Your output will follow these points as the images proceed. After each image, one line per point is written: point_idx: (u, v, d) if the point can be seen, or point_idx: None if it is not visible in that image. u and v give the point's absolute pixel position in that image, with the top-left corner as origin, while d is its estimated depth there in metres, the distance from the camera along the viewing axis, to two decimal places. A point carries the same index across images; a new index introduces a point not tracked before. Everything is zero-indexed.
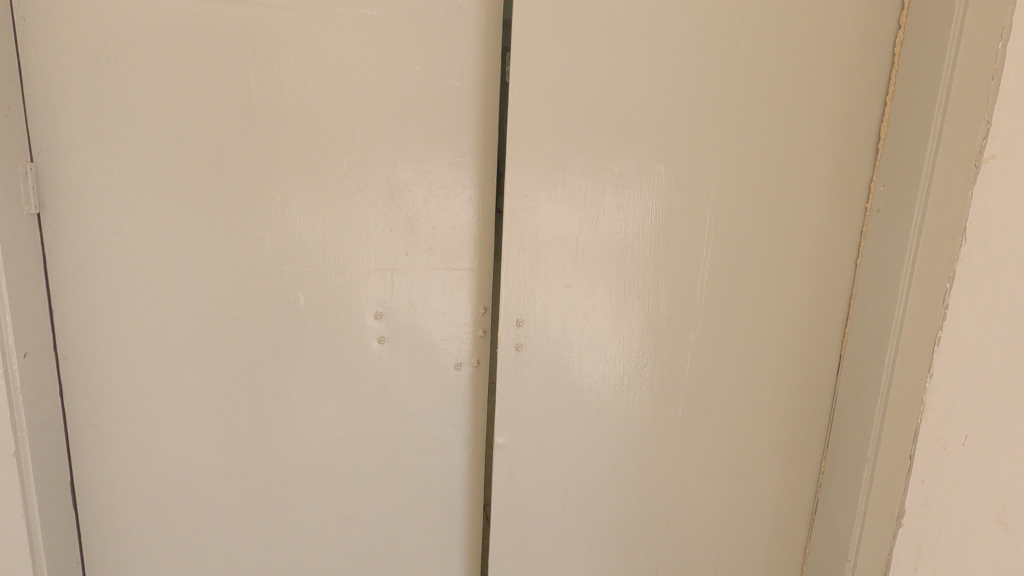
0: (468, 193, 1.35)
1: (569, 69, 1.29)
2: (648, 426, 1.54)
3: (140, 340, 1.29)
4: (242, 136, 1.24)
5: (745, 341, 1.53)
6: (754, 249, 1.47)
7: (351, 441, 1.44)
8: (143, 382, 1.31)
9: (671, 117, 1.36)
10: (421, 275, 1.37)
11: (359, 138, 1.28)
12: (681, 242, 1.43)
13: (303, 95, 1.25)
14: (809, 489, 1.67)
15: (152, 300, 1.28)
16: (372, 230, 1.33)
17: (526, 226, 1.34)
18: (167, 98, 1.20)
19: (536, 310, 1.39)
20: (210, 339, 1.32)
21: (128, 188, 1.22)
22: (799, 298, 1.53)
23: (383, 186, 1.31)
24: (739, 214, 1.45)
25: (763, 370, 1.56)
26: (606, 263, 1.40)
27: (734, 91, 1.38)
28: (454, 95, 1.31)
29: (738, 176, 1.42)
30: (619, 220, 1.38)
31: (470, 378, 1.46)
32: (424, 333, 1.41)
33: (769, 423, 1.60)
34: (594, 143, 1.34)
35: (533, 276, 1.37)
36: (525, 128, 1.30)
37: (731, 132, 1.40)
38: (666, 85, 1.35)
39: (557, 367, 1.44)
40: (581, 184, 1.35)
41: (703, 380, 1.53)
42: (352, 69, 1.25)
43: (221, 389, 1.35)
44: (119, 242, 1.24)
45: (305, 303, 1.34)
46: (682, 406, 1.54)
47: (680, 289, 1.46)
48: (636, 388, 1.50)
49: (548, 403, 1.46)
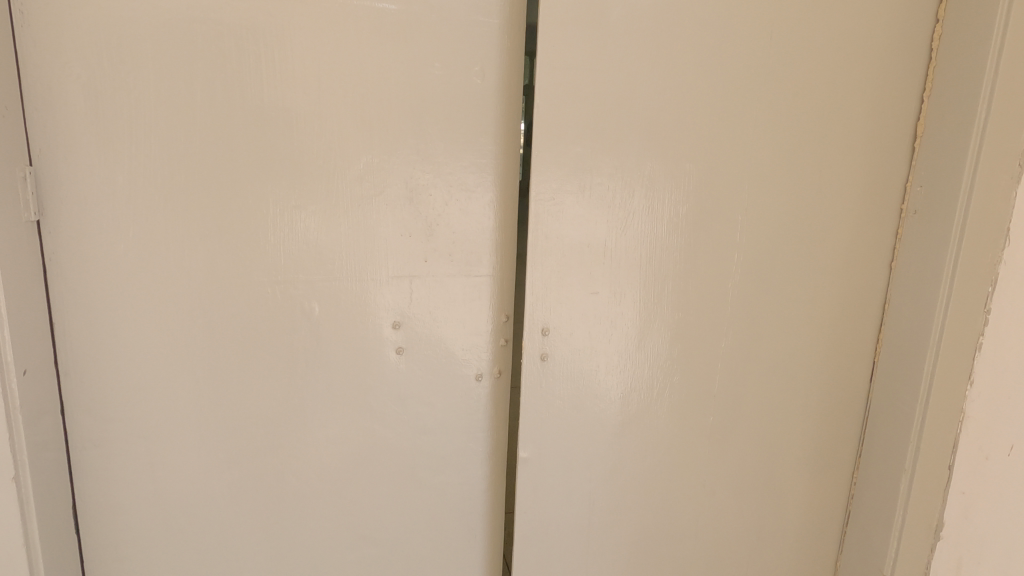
0: (489, 195, 1.29)
1: (597, 65, 1.23)
2: (677, 439, 1.47)
3: (145, 354, 1.22)
4: (254, 138, 1.17)
5: (777, 349, 1.46)
6: (787, 253, 1.41)
7: (367, 457, 1.37)
8: (149, 398, 1.25)
9: (701, 115, 1.30)
10: (441, 283, 1.31)
11: (374, 138, 1.21)
12: (712, 246, 1.36)
13: (318, 93, 1.18)
14: (840, 502, 1.60)
15: (158, 311, 1.21)
16: (389, 236, 1.26)
17: (551, 231, 1.27)
18: (175, 98, 1.13)
19: (561, 319, 1.32)
20: (220, 352, 1.25)
21: (132, 193, 1.15)
22: (831, 302, 1.46)
23: (400, 188, 1.24)
24: (772, 216, 1.38)
25: (796, 380, 1.49)
26: (635, 268, 1.34)
27: (768, 87, 1.32)
28: (476, 92, 1.24)
29: (770, 177, 1.36)
30: (647, 223, 1.32)
31: (491, 389, 1.39)
32: (443, 343, 1.34)
33: (801, 434, 1.53)
34: (622, 144, 1.27)
35: (553, 280, 1.30)
36: (550, 128, 1.23)
37: (763, 130, 1.33)
38: (697, 82, 1.28)
39: (583, 378, 1.37)
40: (610, 186, 1.28)
41: (734, 390, 1.46)
42: (370, 65, 1.19)
43: (232, 404, 1.28)
44: (123, 250, 1.17)
45: (318, 312, 1.27)
46: (712, 417, 1.47)
47: (710, 294, 1.39)
48: (665, 399, 1.44)
49: (572, 415, 1.39)
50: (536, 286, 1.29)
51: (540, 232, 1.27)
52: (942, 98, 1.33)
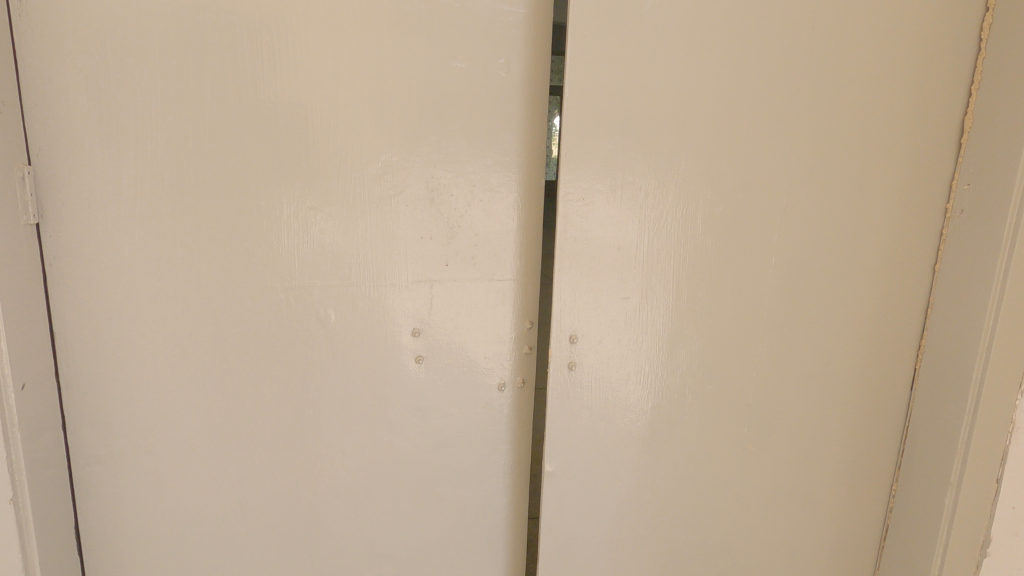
0: (514, 195, 1.22)
1: (630, 57, 1.16)
2: (709, 451, 1.40)
3: (152, 365, 1.16)
4: (266, 135, 1.10)
5: (814, 356, 1.39)
6: (827, 255, 1.33)
7: (385, 471, 1.30)
8: (155, 411, 1.18)
9: (738, 111, 1.23)
10: (463, 288, 1.24)
11: (393, 134, 1.14)
12: (748, 249, 1.29)
13: (334, 88, 1.11)
14: (878, 515, 1.52)
15: (165, 320, 1.14)
16: (408, 238, 1.19)
17: (579, 233, 1.20)
18: (183, 93, 1.06)
19: (590, 325, 1.25)
20: (230, 362, 1.18)
21: (137, 195, 1.09)
22: (871, 307, 1.39)
23: (420, 188, 1.17)
24: (811, 216, 1.31)
25: (834, 389, 1.42)
26: (668, 272, 1.26)
27: (808, 81, 1.24)
28: (500, 87, 1.17)
29: (809, 176, 1.28)
30: (681, 225, 1.25)
31: (514, 400, 1.32)
32: (465, 351, 1.27)
33: (839, 445, 1.46)
34: (655, 140, 1.20)
35: (582, 285, 1.23)
36: (579, 124, 1.16)
37: (802, 126, 1.26)
38: (733, 75, 1.21)
39: (612, 387, 1.30)
40: (641, 185, 1.21)
41: (769, 399, 1.39)
42: (388, 58, 1.12)
43: (243, 417, 1.22)
44: (128, 255, 1.11)
45: (334, 319, 1.20)
46: (746, 428, 1.40)
47: (745, 299, 1.32)
48: (697, 409, 1.37)
49: (600, 426, 1.32)
50: (563, 292, 1.22)
51: (568, 234, 1.20)
52: (993, 90, 1.25)
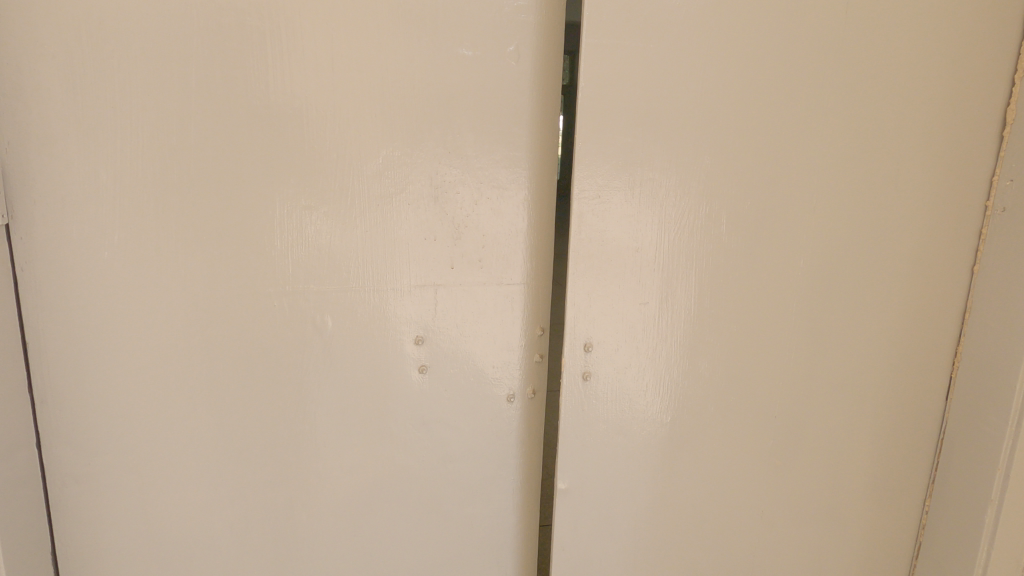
0: (524, 193, 1.13)
1: (650, 43, 1.07)
2: (732, 465, 1.31)
3: (135, 377, 1.08)
4: (256, 129, 1.02)
5: (844, 365, 1.30)
6: (858, 257, 1.25)
7: (386, 489, 1.22)
8: (139, 425, 1.10)
9: (765, 102, 1.14)
10: (469, 293, 1.16)
11: (395, 128, 1.06)
12: (775, 250, 1.21)
13: (331, 77, 1.03)
14: (910, 532, 1.44)
15: (148, 329, 1.06)
16: (411, 240, 1.11)
17: (595, 234, 1.12)
18: (166, 84, 0.98)
19: (606, 333, 1.16)
20: (219, 373, 1.10)
21: (117, 194, 1.01)
22: (904, 312, 1.30)
23: (424, 185, 1.09)
24: (842, 215, 1.22)
25: (864, 399, 1.33)
26: (689, 276, 1.18)
27: (841, 70, 1.15)
28: (510, 76, 1.08)
29: (840, 172, 1.20)
30: (703, 225, 1.16)
31: (524, 412, 1.24)
32: (472, 360, 1.19)
33: (869, 459, 1.37)
34: (676, 134, 1.12)
35: (598, 289, 1.14)
36: (595, 117, 1.08)
37: (835, 118, 1.17)
38: (761, 63, 1.12)
39: (629, 399, 1.22)
40: (662, 182, 1.13)
41: (796, 410, 1.31)
42: (390, 45, 1.03)
43: (234, 432, 1.13)
44: (107, 258, 1.02)
45: (332, 326, 1.12)
46: (772, 442, 1.31)
47: (771, 304, 1.23)
48: (719, 421, 1.28)
49: (616, 439, 1.23)
50: (578, 297, 1.13)
51: (583, 234, 1.11)
52: None
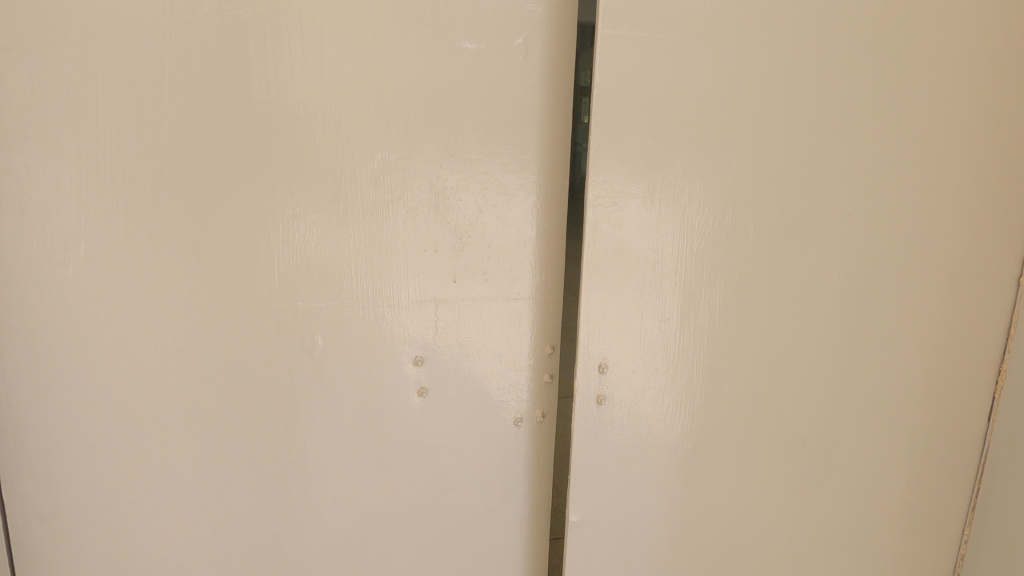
0: (533, 200, 1.04)
1: (675, 33, 0.95)
2: (758, 496, 1.20)
3: (105, 404, 0.98)
4: (239, 131, 0.93)
5: (880, 387, 1.19)
6: (901, 269, 1.13)
7: (383, 520, 1.12)
8: (110, 457, 1.00)
9: (802, 99, 1.02)
10: (473, 308, 1.06)
11: (392, 129, 0.97)
12: (809, 262, 1.09)
13: (321, 73, 0.93)
14: (948, 563, 1.33)
15: (119, 351, 0.96)
16: (410, 251, 1.02)
17: (611, 245, 1.01)
18: (138, 82, 0.89)
19: (622, 353, 1.06)
20: (198, 399, 1.00)
21: (83, 203, 0.91)
22: (947, 329, 1.19)
23: (423, 192, 1.00)
24: (883, 224, 1.10)
25: (902, 423, 1.22)
26: (715, 290, 1.07)
27: (886, 63, 1.04)
28: (518, 73, 0.99)
29: (884, 175, 1.08)
30: (731, 235, 1.05)
31: (533, 436, 1.15)
32: (476, 381, 1.10)
33: (907, 487, 1.26)
34: (702, 134, 0.99)
35: (613, 304, 1.04)
36: (612, 115, 0.96)
37: (878, 117, 1.05)
38: (798, 55, 1.00)
39: (646, 423, 1.12)
40: (686, 187, 1.01)
41: (828, 436, 1.20)
42: (386, 37, 0.94)
43: (216, 463, 1.03)
44: (73, 273, 0.92)
45: (323, 346, 1.02)
46: (803, 470, 1.20)
47: (802, 321, 1.12)
48: (745, 448, 1.17)
49: (633, 467, 1.14)
50: (592, 313, 1.03)
51: (597, 245, 1.01)
52: None
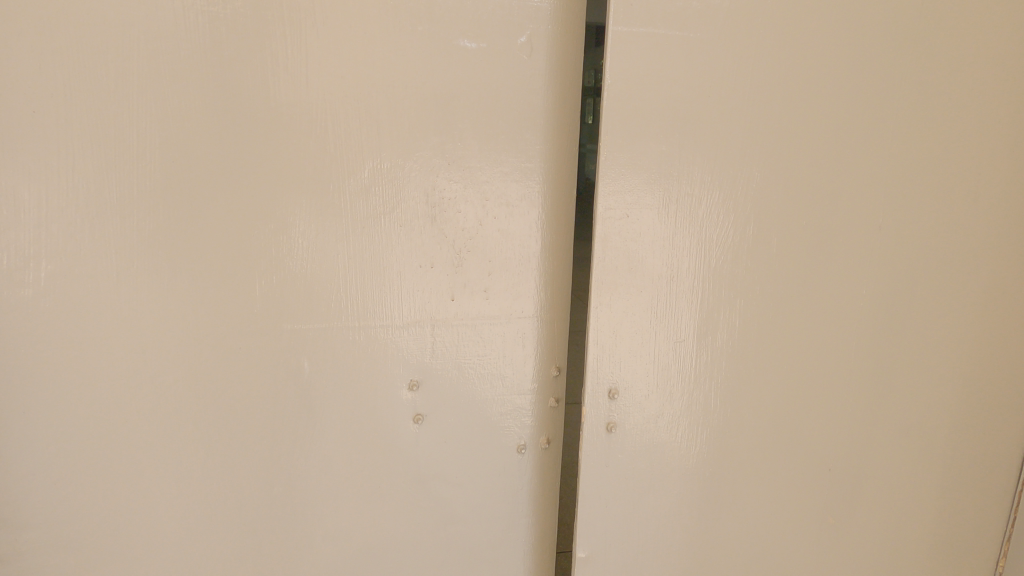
0: (538, 212, 0.96)
1: (693, 30, 0.87)
2: (784, 532, 1.10)
3: (68, 439, 0.88)
4: (216, 137, 0.84)
5: (918, 414, 1.09)
6: (942, 286, 1.04)
7: (377, 557, 1.04)
8: (76, 498, 0.90)
9: (831, 102, 0.93)
10: (473, 328, 0.98)
11: (384, 136, 0.89)
12: (840, 279, 1.00)
13: (306, 74, 0.85)
14: None
15: (83, 381, 0.87)
16: (404, 267, 0.94)
17: (623, 261, 0.93)
18: (104, 82, 0.80)
19: (635, 377, 0.98)
20: (174, 431, 0.91)
21: (41, 218, 0.81)
22: (990, 351, 1.08)
23: (418, 203, 0.92)
24: (921, 237, 1.01)
25: (942, 454, 1.11)
26: (735, 309, 0.98)
27: (922, 63, 0.95)
28: (522, 75, 0.91)
29: (921, 185, 0.99)
30: (753, 250, 0.96)
31: (537, 464, 1.07)
32: (476, 406, 1.02)
33: (948, 523, 1.15)
34: (723, 141, 0.91)
35: (625, 325, 0.95)
36: (625, 121, 0.88)
37: (914, 121, 0.97)
38: (828, 54, 0.92)
39: (661, 454, 1.03)
40: (704, 199, 0.93)
41: (860, 467, 1.09)
42: (378, 35, 0.85)
43: (194, 501, 0.94)
44: (28, 297, 0.82)
45: (310, 372, 0.94)
46: (835, 505, 1.10)
47: (831, 342, 1.03)
48: (770, 481, 1.07)
49: (646, 502, 1.04)
50: (602, 335, 0.95)
51: (607, 261, 0.92)
52: None
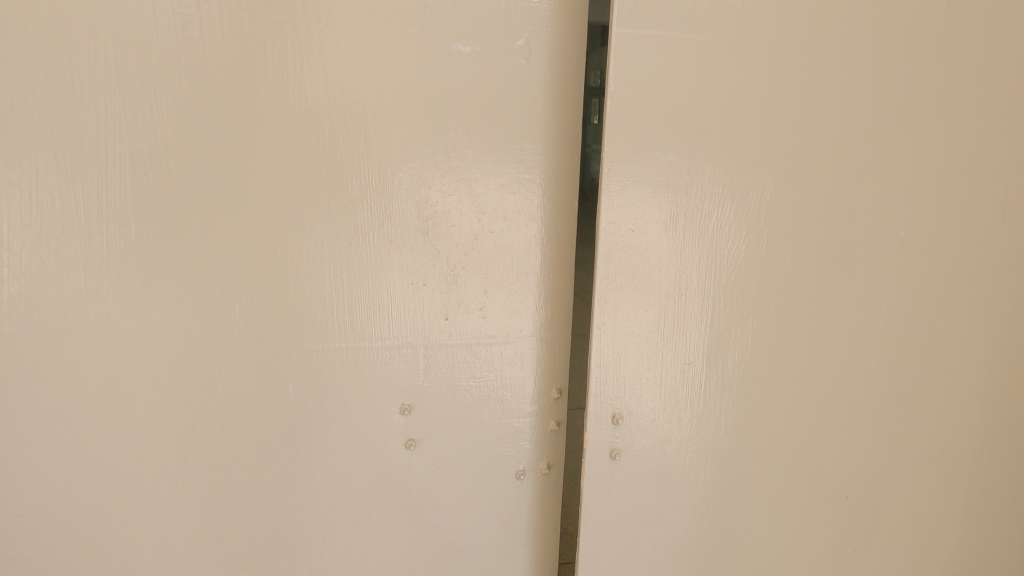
0: (537, 226, 0.91)
1: (703, 32, 0.81)
2: (800, 564, 1.04)
3: (35, 470, 0.82)
4: (191, 148, 0.78)
5: (941, 437, 1.02)
6: (967, 304, 0.97)
7: None
8: (44, 531, 0.85)
9: (850, 108, 0.87)
10: (469, 349, 0.93)
11: (372, 145, 0.83)
12: (860, 296, 0.94)
13: (288, 79, 0.79)
14: None
15: (51, 409, 0.81)
16: (395, 285, 0.88)
17: (628, 278, 0.87)
18: (70, 91, 0.74)
19: (640, 401, 0.92)
20: (150, 459, 0.86)
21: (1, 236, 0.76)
22: (1017, 370, 1.02)
23: (409, 216, 0.86)
24: (946, 251, 0.95)
25: (966, 481, 1.05)
26: (748, 329, 0.92)
27: (947, 66, 0.89)
28: (519, 80, 0.85)
29: (946, 197, 0.93)
30: (766, 266, 0.90)
31: (537, 490, 1.01)
32: (472, 431, 0.96)
33: (973, 553, 1.08)
34: (735, 150, 0.85)
35: (629, 346, 0.90)
36: (631, 129, 0.82)
37: (939, 129, 0.91)
38: (847, 58, 0.86)
39: (669, 483, 0.96)
40: (714, 212, 0.87)
41: (880, 494, 1.03)
42: (365, 39, 0.80)
43: (172, 531, 0.89)
44: None
45: (295, 396, 0.88)
46: (852, 534, 1.04)
47: (849, 363, 0.97)
48: (785, 510, 1.01)
49: (653, 534, 0.97)
50: (605, 357, 0.89)
51: (611, 278, 0.86)
52: None
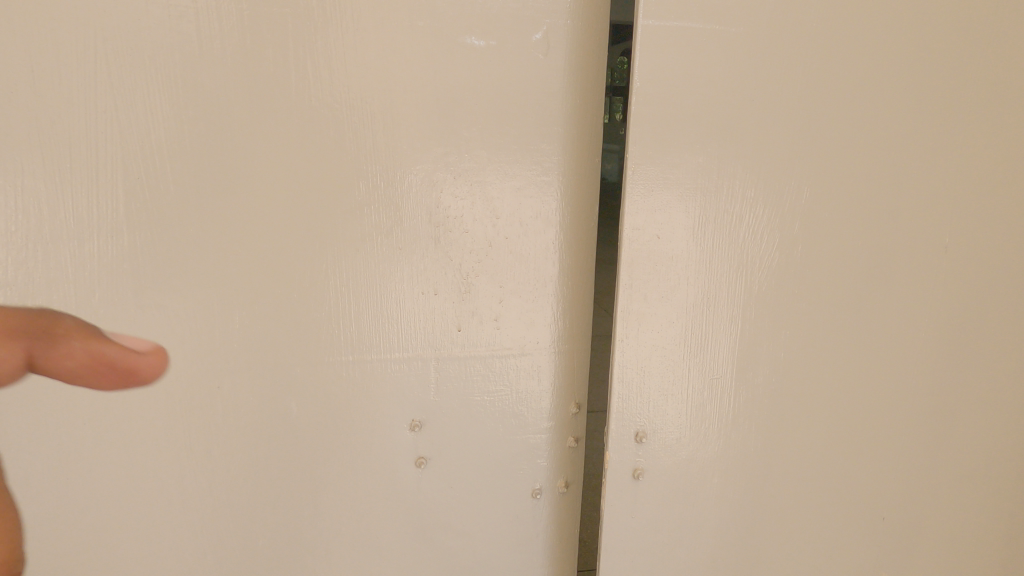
0: (555, 231, 0.85)
1: (735, 24, 0.75)
2: None
3: (25, 491, 0.78)
4: (187, 150, 0.74)
5: (987, 455, 0.96)
6: (1015, 314, 0.91)
7: None
8: (36, 554, 0.80)
9: (892, 105, 0.81)
10: (483, 362, 0.88)
11: (380, 146, 0.78)
12: (900, 307, 0.88)
13: (290, 76, 0.74)
14: None
15: (40, 426, 0.77)
16: (404, 294, 0.83)
17: (653, 286, 0.81)
18: (59, 91, 0.70)
19: (665, 416, 0.87)
20: (146, 479, 0.82)
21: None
22: None
23: (420, 222, 0.81)
24: (994, 257, 0.88)
25: (1013, 503, 0.98)
26: (781, 341, 0.86)
27: (996, 61, 0.83)
28: (536, 76, 0.80)
29: (994, 200, 0.86)
30: (801, 274, 0.84)
31: (554, 509, 0.96)
32: (486, 447, 0.91)
33: None
34: (768, 151, 0.80)
35: (653, 360, 0.84)
36: (656, 128, 0.76)
37: (987, 128, 0.84)
38: (890, 51, 0.80)
39: (696, 505, 0.90)
40: (745, 217, 0.81)
41: (921, 518, 0.96)
42: (372, 33, 0.75)
43: (170, 554, 0.85)
44: None
45: (299, 412, 0.84)
46: (891, 560, 0.97)
47: (889, 378, 0.90)
48: (819, 535, 0.94)
49: (678, 559, 0.92)
50: (628, 370, 0.84)
51: (634, 287, 0.81)
52: None
